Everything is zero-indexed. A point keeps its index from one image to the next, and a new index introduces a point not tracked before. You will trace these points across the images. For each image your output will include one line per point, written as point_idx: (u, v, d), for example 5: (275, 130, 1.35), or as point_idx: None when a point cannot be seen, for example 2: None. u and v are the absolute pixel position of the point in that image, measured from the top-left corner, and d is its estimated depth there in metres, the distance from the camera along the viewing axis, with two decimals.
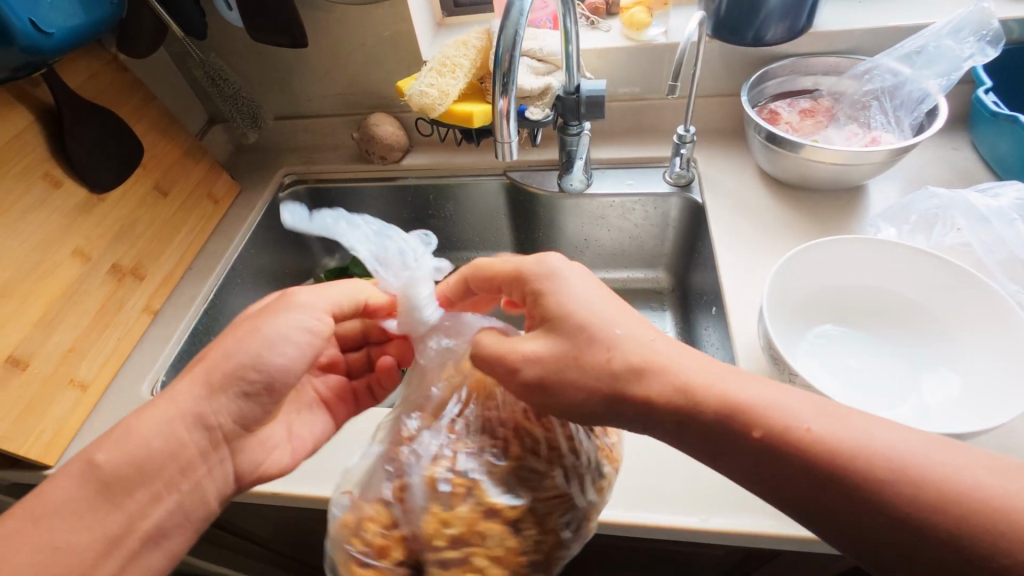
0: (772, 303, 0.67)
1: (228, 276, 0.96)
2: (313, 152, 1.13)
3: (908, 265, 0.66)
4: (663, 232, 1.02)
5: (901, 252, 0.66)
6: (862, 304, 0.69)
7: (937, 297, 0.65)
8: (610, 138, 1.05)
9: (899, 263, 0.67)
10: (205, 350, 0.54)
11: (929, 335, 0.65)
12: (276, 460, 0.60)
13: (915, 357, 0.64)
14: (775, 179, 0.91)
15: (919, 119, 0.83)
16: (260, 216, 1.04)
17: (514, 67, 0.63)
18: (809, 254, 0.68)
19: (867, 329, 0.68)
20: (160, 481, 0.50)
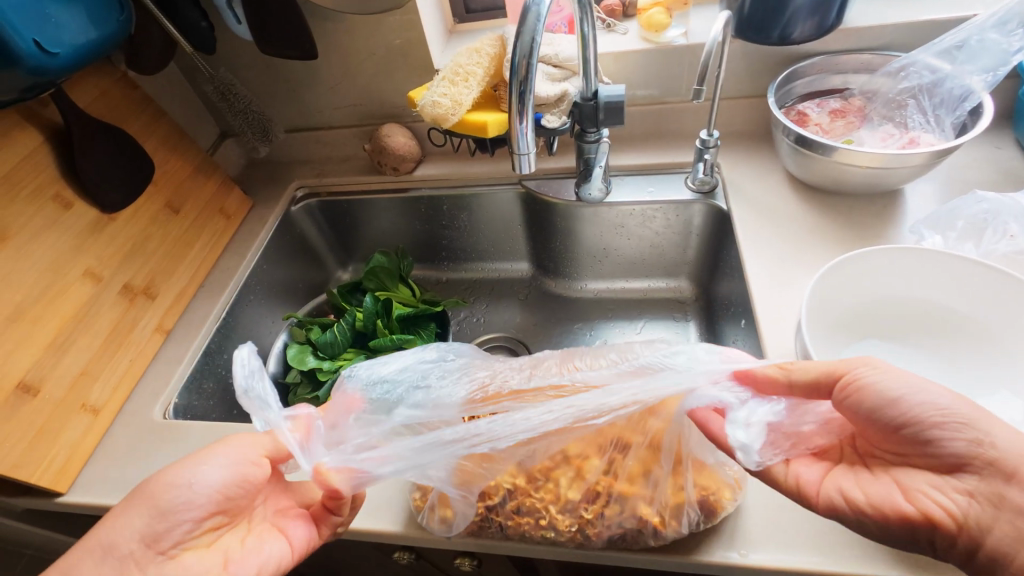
0: (809, 320, 0.63)
1: (241, 293, 0.94)
2: (325, 164, 1.12)
3: (958, 277, 0.62)
4: (685, 240, 0.98)
5: (954, 262, 0.61)
6: (906, 318, 0.65)
7: (992, 310, 0.60)
8: (629, 143, 1.02)
9: (947, 275, 0.62)
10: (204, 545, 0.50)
11: (985, 351, 0.60)
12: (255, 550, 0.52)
13: (967, 376, 0.60)
14: (804, 183, 0.87)
15: (961, 118, 0.78)
16: (271, 233, 1.02)
17: (532, 74, 0.59)
18: (848, 265, 0.63)
19: (912, 345, 0.64)
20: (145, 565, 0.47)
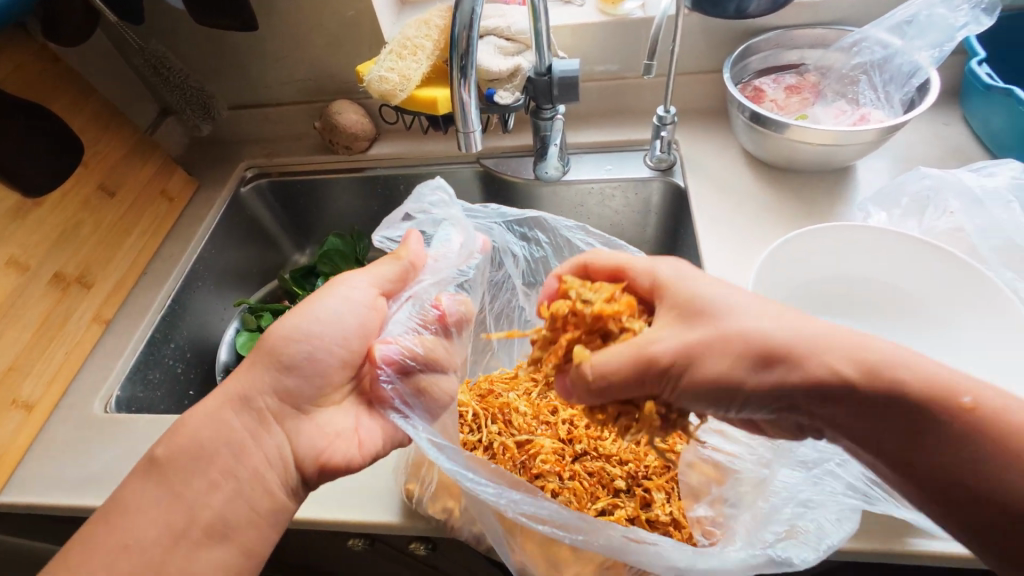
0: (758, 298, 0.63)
1: (187, 280, 0.91)
2: (275, 143, 1.06)
3: (903, 254, 0.62)
4: (645, 218, 0.97)
5: (897, 241, 0.62)
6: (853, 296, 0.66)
7: (935, 289, 0.61)
8: (587, 120, 1.00)
9: (890, 252, 0.63)
10: (252, 439, 0.51)
11: (926, 332, 0.61)
12: (336, 449, 0.54)
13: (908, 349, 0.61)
14: (761, 160, 0.86)
15: (909, 94, 0.78)
16: (219, 216, 0.98)
17: (473, 48, 0.56)
18: (793, 244, 0.64)
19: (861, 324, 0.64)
20: (216, 468, 0.50)
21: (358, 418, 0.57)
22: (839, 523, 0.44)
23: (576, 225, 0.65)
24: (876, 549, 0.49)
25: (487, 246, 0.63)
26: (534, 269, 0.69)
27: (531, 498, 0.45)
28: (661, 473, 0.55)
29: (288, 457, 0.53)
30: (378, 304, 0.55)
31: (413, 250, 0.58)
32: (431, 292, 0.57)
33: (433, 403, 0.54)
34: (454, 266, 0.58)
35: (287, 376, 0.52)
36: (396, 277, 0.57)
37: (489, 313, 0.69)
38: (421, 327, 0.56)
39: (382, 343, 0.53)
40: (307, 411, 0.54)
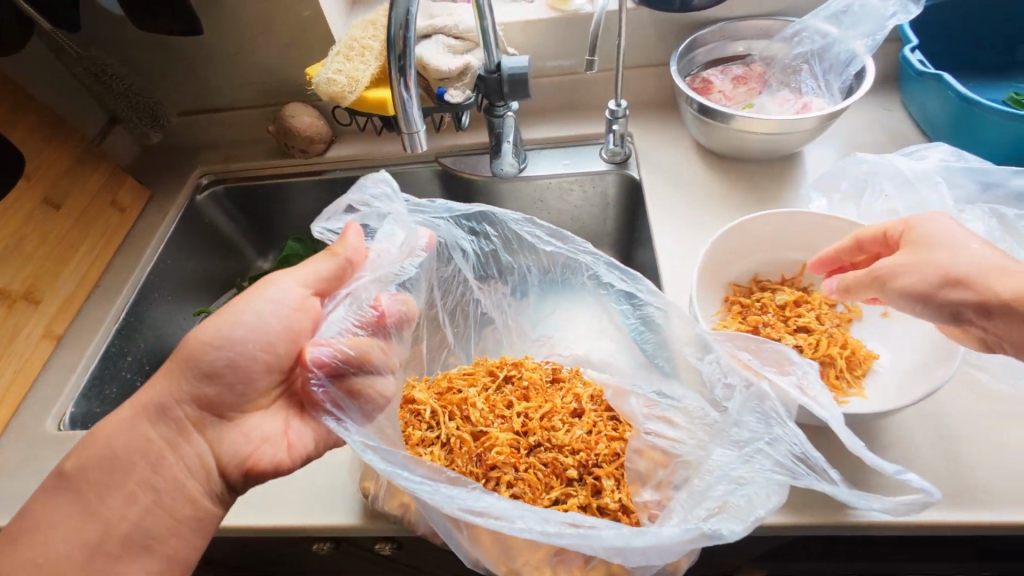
0: (704, 280, 0.65)
1: (143, 292, 0.90)
2: (230, 148, 1.05)
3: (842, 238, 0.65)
4: (605, 212, 0.98)
5: (835, 228, 0.64)
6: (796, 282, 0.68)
7: None
8: (544, 116, 1.00)
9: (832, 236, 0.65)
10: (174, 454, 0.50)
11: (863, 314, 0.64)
12: (265, 453, 0.54)
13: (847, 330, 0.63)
14: (711, 151, 0.88)
15: (847, 82, 0.80)
16: (175, 224, 0.96)
17: (410, 48, 0.56)
18: (737, 232, 0.65)
19: None
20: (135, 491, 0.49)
21: (287, 423, 0.55)
22: (764, 496, 0.45)
23: (522, 219, 0.63)
24: (817, 522, 0.51)
25: (433, 242, 0.63)
26: (486, 260, 0.68)
27: (469, 493, 0.45)
28: (608, 460, 0.57)
29: (211, 465, 0.52)
30: (308, 303, 0.55)
31: (351, 245, 0.57)
32: (371, 292, 0.56)
33: (370, 406, 0.53)
34: (392, 262, 0.58)
35: (207, 384, 0.51)
36: (333, 274, 0.56)
37: (441, 311, 0.69)
38: (358, 327, 0.55)
39: (313, 346, 0.52)
40: (235, 418, 0.53)
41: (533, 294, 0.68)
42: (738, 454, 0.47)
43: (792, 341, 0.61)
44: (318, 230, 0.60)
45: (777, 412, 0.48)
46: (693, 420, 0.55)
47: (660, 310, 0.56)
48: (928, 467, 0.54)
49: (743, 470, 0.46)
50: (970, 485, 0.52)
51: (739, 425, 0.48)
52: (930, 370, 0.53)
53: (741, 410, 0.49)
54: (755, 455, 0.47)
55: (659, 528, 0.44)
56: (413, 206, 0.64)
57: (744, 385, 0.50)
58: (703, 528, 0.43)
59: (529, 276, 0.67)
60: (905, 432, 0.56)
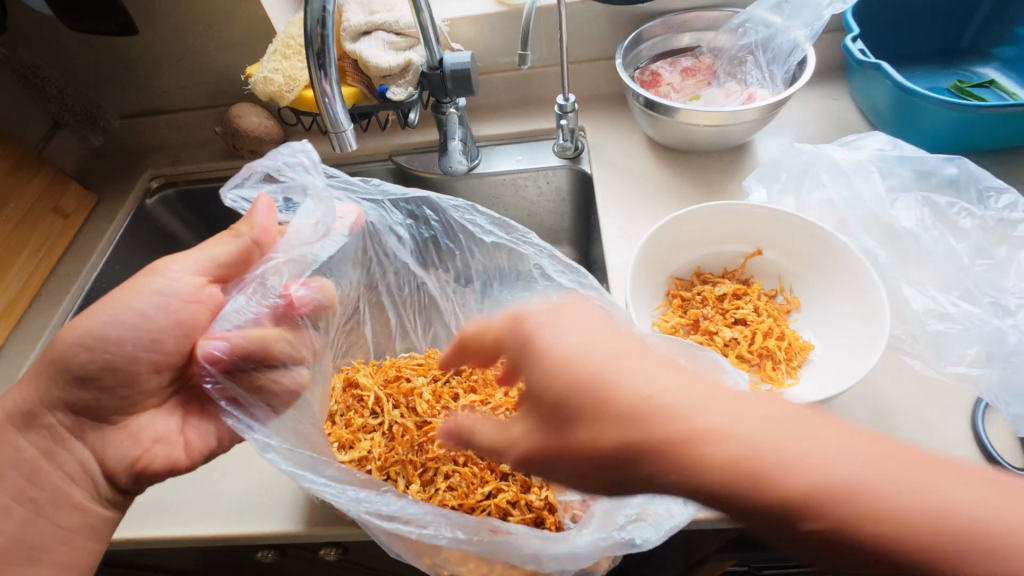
0: (646, 267, 0.65)
1: (88, 299, 0.87)
2: (179, 150, 1.03)
3: (784, 227, 0.64)
4: (561, 206, 0.97)
5: (778, 220, 0.64)
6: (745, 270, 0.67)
7: (807, 262, 0.63)
8: (498, 111, 0.99)
9: (777, 225, 0.64)
10: (67, 458, 0.52)
11: (804, 307, 0.63)
12: (156, 455, 0.55)
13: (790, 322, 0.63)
14: (661, 144, 0.88)
15: (790, 72, 0.80)
16: (122, 228, 0.94)
17: (329, 45, 0.54)
18: (684, 219, 0.65)
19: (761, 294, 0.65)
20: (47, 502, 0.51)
21: (184, 419, 0.57)
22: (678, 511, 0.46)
23: (464, 204, 0.63)
24: None
25: (360, 218, 0.61)
26: (423, 244, 0.67)
27: (379, 497, 0.46)
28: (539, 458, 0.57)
29: (96, 469, 0.53)
30: (206, 292, 0.53)
31: (258, 225, 0.54)
32: (281, 278, 0.52)
33: (275, 401, 0.52)
34: (308, 245, 0.53)
35: (81, 388, 0.51)
36: (237, 257, 0.54)
37: (372, 292, 0.68)
38: (265, 316, 0.52)
39: (206, 340, 0.49)
40: (116, 421, 0.54)
41: (476, 283, 0.68)
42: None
43: (730, 334, 0.61)
44: (227, 193, 0.57)
45: None
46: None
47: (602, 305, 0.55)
48: None
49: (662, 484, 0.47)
50: None
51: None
52: (853, 365, 0.53)
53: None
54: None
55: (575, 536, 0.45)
56: (343, 182, 0.62)
57: None
58: (617, 537, 0.44)
59: (469, 263, 0.67)
60: (841, 421, 0.57)
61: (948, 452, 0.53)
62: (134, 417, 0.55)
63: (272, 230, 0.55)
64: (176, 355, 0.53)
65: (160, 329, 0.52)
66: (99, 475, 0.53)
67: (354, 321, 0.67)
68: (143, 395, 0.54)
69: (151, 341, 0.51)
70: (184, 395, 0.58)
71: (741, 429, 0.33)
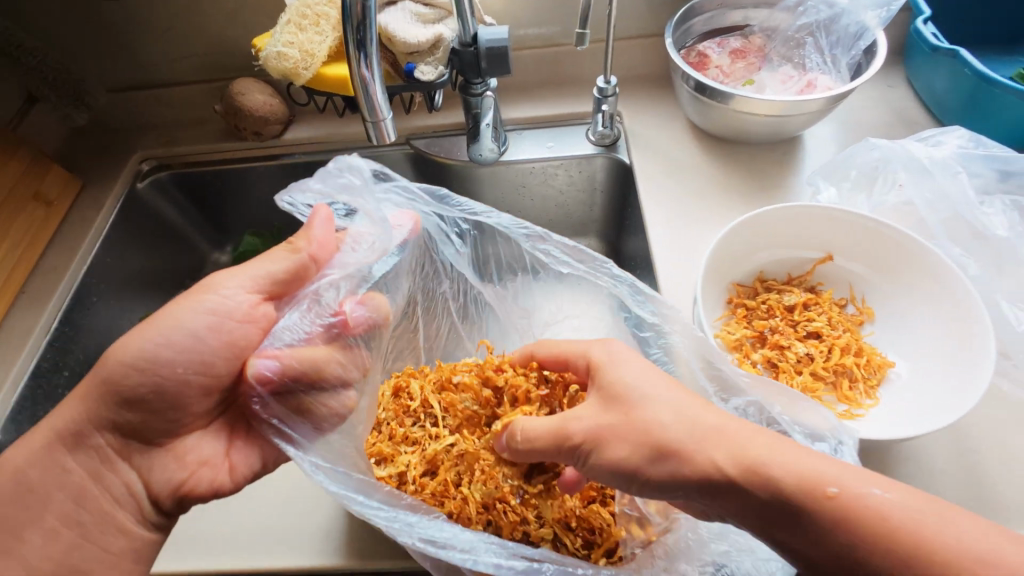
0: (711, 273, 0.60)
1: (79, 295, 0.80)
2: (173, 129, 0.93)
3: (865, 239, 0.59)
4: (591, 197, 0.90)
5: (859, 228, 0.59)
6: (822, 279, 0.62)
7: (889, 275, 0.59)
8: (525, 91, 0.91)
9: (856, 237, 0.59)
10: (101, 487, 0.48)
11: (881, 321, 0.59)
12: (206, 483, 0.51)
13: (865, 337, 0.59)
14: (707, 132, 0.82)
15: (856, 58, 0.74)
16: (112, 217, 0.85)
17: (371, 18, 0.48)
18: (757, 222, 0.60)
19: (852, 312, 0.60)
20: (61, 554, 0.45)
21: (230, 442, 0.54)
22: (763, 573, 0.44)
23: (535, 234, 0.58)
24: None
25: (416, 225, 0.58)
26: (484, 257, 0.62)
27: (431, 522, 0.42)
28: (591, 507, 0.50)
29: (141, 493, 0.49)
30: (260, 310, 0.50)
31: (315, 238, 0.51)
32: (337, 292, 0.51)
33: (325, 423, 0.49)
34: (363, 260, 0.53)
35: (127, 412, 0.47)
36: (293, 273, 0.50)
37: (425, 301, 0.63)
38: (318, 335, 0.50)
39: (258, 359, 0.47)
40: (163, 443, 0.50)
41: (529, 300, 0.63)
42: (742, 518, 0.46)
43: (803, 350, 0.56)
44: (286, 198, 0.55)
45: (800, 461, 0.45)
46: None
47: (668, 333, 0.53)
48: (947, 489, 0.50)
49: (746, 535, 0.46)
50: (994, 503, 0.49)
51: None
52: (943, 404, 0.49)
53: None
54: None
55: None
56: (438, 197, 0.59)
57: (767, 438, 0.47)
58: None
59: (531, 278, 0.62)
60: (923, 449, 0.52)
61: None
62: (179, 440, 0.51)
63: (331, 245, 0.52)
64: (228, 378, 0.49)
65: (213, 352, 0.48)
66: (144, 503, 0.50)
67: (411, 322, 0.63)
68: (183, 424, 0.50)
69: (177, 374, 0.46)
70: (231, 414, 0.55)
71: (888, 495, 0.35)
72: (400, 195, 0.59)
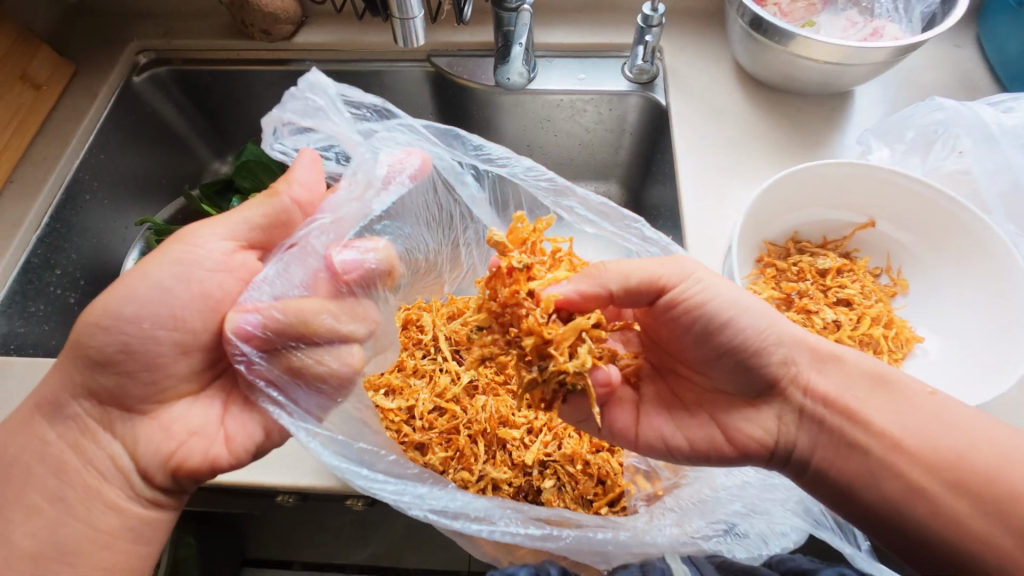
0: (747, 229, 0.57)
1: (69, 192, 0.75)
2: (172, 20, 0.85)
3: (917, 210, 0.55)
4: (619, 139, 0.84)
5: (917, 198, 0.55)
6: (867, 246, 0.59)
7: (935, 249, 0.56)
8: (560, 15, 0.84)
9: (908, 208, 0.56)
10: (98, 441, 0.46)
11: (917, 297, 0.56)
12: (194, 451, 0.47)
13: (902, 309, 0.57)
14: (753, 78, 0.76)
15: (931, 7, 0.67)
16: (107, 109, 0.80)
17: None
18: (801, 181, 0.56)
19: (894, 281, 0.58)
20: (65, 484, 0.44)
21: (224, 409, 0.49)
22: (781, 536, 0.42)
23: (556, 186, 0.51)
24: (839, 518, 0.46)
25: (426, 164, 0.48)
26: (503, 201, 0.55)
27: (444, 491, 0.41)
28: (601, 456, 0.49)
29: (126, 470, 0.46)
30: (238, 260, 0.46)
31: (296, 183, 0.47)
32: (326, 239, 0.44)
33: (322, 385, 0.44)
34: (352, 203, 0.45)
35: (101, 374, 0.44)
36: (272, 221, 0.47)
37: (460, 246, 0.56)
38: (309, 287, 0.44)
39: (237, 312, 0.41)
40: (147, 411, 0.46)
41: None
42: (761, 478, 0.46)
43: (832, 316, 0.54)
44: (268, 145, 0.50)
45: None
46: None
47: None
48: None
49: (763, 496, 0.44)
50: None
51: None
52: (979, 375, 0.49)
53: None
54: (780, 486, 0.45)
55: (654, 529, 0.41)
56: (446, 134, 0.52)
57: None
58: (701, 545, 0.41)
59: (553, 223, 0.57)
60: None
61: None
62: (163, 414, 0.47)
63: (315, 189, 0.48)
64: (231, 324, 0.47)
65: (193, 305, 0.45)
66: (128, 484, 0.46)
67: (432, 265, 0.55)
68: (189, 353, 0.46)
69: (184, 299, 0.44)
70: (229, 378, 0.50)
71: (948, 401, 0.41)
72: (405, 134, 0.49)
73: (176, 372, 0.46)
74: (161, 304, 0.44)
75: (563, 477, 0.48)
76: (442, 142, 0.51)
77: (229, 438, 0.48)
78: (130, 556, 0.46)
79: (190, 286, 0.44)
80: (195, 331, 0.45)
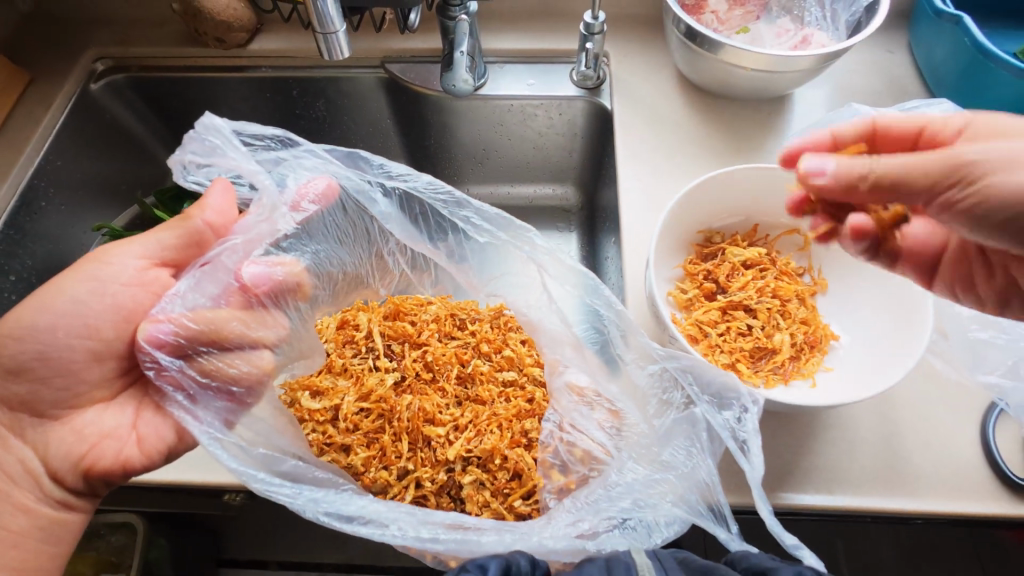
0: (670, 232, 0.60)
1: (24, 198, 0.76)
2: (128, 27, 0.86)
3: None
4: (571, 142, 0.86)
5: None
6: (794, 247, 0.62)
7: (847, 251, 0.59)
8: (512, 22, 0.86)
9: None
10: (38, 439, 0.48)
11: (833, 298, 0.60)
12: (105, 453, 0.48)
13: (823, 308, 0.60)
14: (693, 84, 0.78)
15: (856, 16, 0.69)
16: (63, 115, 0.81)
17: None
18: (713, 187, 0.59)
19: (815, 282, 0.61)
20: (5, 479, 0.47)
21: (137, 414, 0.50)
22: (664, 526, 0.43)
23: (454, 198, 0.53)
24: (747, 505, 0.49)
25: (331, 190, 0.52)
26: (412, 212, 0.56)
27: (339, 496, 0.42)
28: (517, 451, 0.50)
29: (40, 472, 0.47)
30: (151, 277, 0.48)
31: (210, 208, 0.48)
32: (236, 258, 0.47)
33: (234, 387, 0.47)
34: (262, 225, 0.48)
35: (14, 381, 0.46)
36: (184, 241, 0.49)
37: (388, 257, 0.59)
38: (220, 300, 0.47)
39: (150, 324, 0.44)
40: (61, 416, 0.48)
41: (472, 259, 0.56)
42: (647, 474, 0.45)
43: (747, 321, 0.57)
44: (177, 176, 0.51)
45: (701, 439, 0.46)
46: (616, 414, 0.50)
47: (608, 318, 0.50)
48: (866, 462, 0.52)
49: (648, 492, 0.44)
50: (906, 473, 0.51)
51: (664, 445, 0.47)
52: (885, 365, 0.51)
53: (669, 429, 0.48)
54: (663, 482, 0.45)
55: (544, 527, 0.42)
56: (351, 156, 0.54)
57: (682, 406, 0.48)
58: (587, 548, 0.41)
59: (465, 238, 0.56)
60: (849, 420, 0.54)
61: (954, 454, 0.52)
62: (74, 420, 0.48)
63: (229, 214, 0.49)
64: None
65: (131, 307, 0.47)
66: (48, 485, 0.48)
67: (355, 276, 0.59)
68: (101, 361, 0.48)
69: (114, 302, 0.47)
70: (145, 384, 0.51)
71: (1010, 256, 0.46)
72: (313, 159, 0.52)
73: (87, 379, 0.48)
74: (95, 305, 0.46)
75: (482, 475, 0.49)
76: (348, 164, 0.54)
77: (139, 440, 0.49)
78: (40, 555, 0.48)
79: (102, 299, 0.47)
80: (110, 341, 0.47)
